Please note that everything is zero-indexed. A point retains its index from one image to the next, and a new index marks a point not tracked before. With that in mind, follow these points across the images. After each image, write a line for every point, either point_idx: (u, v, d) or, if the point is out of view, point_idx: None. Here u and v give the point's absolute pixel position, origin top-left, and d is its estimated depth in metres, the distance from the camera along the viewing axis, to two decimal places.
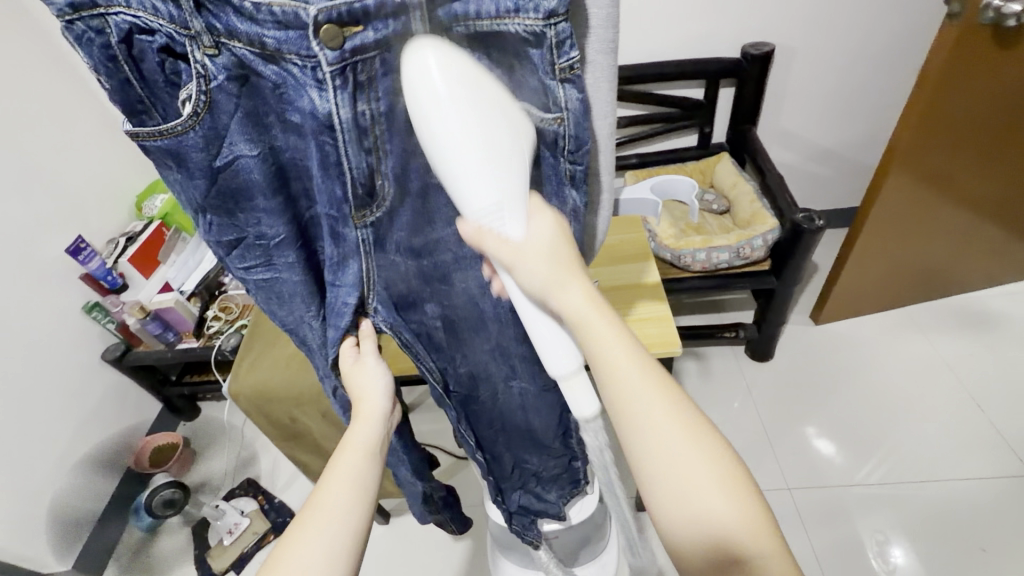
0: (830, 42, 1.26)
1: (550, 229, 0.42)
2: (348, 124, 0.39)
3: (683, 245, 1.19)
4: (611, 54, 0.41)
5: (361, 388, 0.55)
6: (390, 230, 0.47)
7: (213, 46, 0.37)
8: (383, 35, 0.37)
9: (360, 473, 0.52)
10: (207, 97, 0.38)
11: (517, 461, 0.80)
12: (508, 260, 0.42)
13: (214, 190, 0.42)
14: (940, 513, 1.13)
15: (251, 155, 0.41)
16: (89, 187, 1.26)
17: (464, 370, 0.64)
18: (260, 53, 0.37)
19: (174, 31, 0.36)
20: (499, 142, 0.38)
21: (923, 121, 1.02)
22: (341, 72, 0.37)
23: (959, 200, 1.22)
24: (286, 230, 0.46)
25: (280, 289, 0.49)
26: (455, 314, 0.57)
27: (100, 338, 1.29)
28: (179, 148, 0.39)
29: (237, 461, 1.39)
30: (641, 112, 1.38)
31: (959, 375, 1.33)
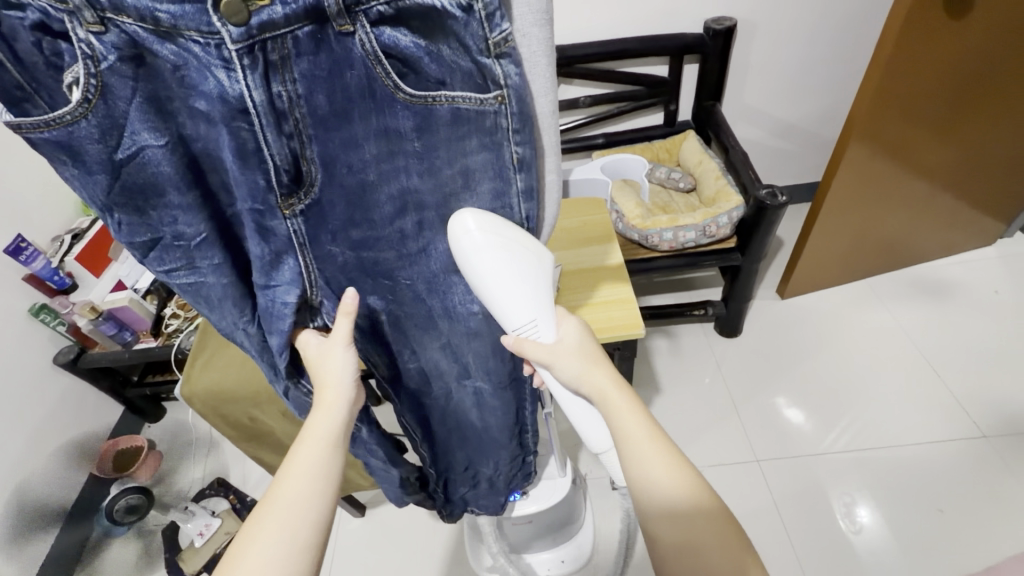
0: (791, 16, 1.26)
1: (575, 331, 0.55)
2: (263, 108, 0.37)
3: (650, 225, 1.19)
4: (546, 24, 0.40)
5: (326, 375, 0.51)
6: (323, 219, 0.45)
7: (98, 22, 0.33)
8: (293, 9, 0.34)
9: (322, 464, 0.49)
10: (98, 80, 0.35)
11: (470, 462, 0.82)
12: (546, 358, 0.53)
13: (119, 186, 0.39)
14: (901, 473, 1.17)
15: (158, 145, 0.38)
16: (29, 182, 1.18)
17: (413, 365, 0.64)
18: (155, 30, 0.34)
19: (47, 5, 0.32)
20: (528, 272, 0.49)
21: (882, 91, 1.02)
22: (249, 51, 0.35)
23: (918, 170, 1.24)
24: (207, 227, 0.43)
25: (208, 293, 0.47)
26: (399, 309, 0.56)
27: (52, 341, 1.23)
28: (71, 140, 0.36)
29: (207, 460, 1.36)
30: (606, 90, 1.36)
31: (920, 344, 1.37)
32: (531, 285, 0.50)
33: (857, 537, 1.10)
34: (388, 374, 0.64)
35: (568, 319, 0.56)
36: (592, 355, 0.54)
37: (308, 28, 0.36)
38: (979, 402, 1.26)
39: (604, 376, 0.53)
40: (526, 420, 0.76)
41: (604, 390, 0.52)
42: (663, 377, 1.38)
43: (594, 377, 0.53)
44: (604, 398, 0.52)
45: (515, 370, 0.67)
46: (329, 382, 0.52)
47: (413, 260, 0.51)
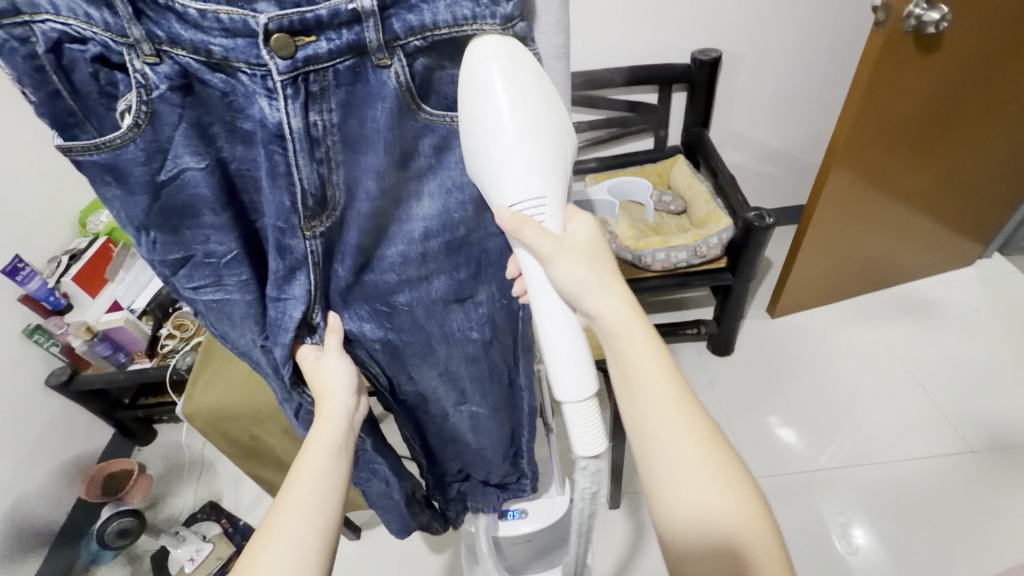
0: (773, 48, 1.33)
1: (589, 229, 0.48)
2: (299, 134, 0.40)
3: (643, 246, 1.23)
4: (563, 59, 0.45)
5: (323, 383, 0.54)
6: (341, 242, 0.47)
7: (154, 54, 0.36)
8: (337, 45, 0.37)
9: (326, 471, 0.52)
10: (148, 107, 0.37)
11: (464, 468, 0.81)
12: (546, 250, 0.44)
13: (157, 207, 0.41)
14: (894, 491, 1.18)
15: (198, 168, 0.40)
16: (28, 203, 1.19)
17: (411, 388, 0.65)
18: (207, 62, 0.37)
19: (110, 39, 0.35)
20: (546, 134, 0.40)
21: (863, 118, 1.08)
22: (292, 82, 0.38)
23: (899, 193, 1.29)
24: (237, 246, 0.45)
25: (231, 311, 0.48)
26: (398, 338, 0.58)
27: (44, 363, 1.22)
28: (118, 162, 0.38)
29: (198, 483, 1.34)
30: (599, 116, 1.40)
31: (906, 361, 1.40)
32: (548, 156, 0.41)
33: (854, 559, 1.10)
34: (391, 393, 0.66)
35: (580, 217, 0.48)
36: (602, 267, 0.48)
37: (348, 62, 0.38)
38: (967, 419, 1.28)
39: (615, 304, 0.48)
40: (522, 442, 0.78)
41: (617, 326, 0.48)
42: None
43: (600, 294, 0.47)
44: (617, 334, 0.48)
45: (509, 395, 0.69)
46: (326, 394, 0.54)
47: (415, 286, 0.53)
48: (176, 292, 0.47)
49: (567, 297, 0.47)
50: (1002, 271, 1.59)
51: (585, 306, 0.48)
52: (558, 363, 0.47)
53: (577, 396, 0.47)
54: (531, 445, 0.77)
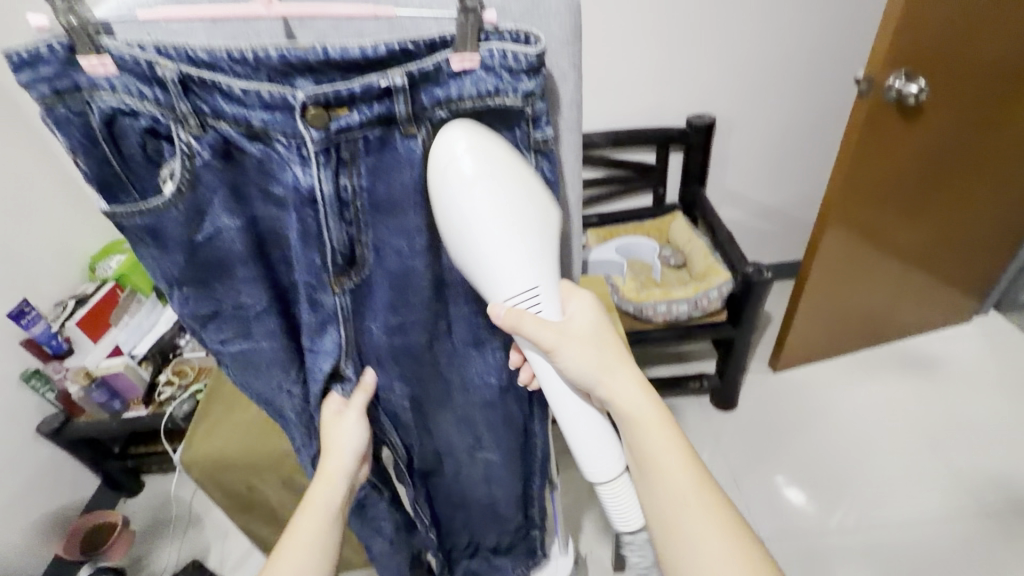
0: (763, 115, 1.40)
1: (589, 316, 0.52)
2: (330, 197, 0.42)
3: (644, 297, 1.25)
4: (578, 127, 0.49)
5: (333, 443, 0.53)
6: (367, 300, 0.49)
7: (199, 126, 0.39)
8: (367, 116, 0.41)
9: (318, 535, 0.54)
10: (191, 173, 0.40)
11: (472, 535, 0.79)
12: (551, 342, 0.49)
13: (192, 263, 0.43)
14: (911, 558, 1.14)
15: (233, 227, 0.43)
16: (41, 249, 1.20)
17: (430, 448, 0.66)
18: (246, 132, 0.40)
19: (159, 113, 0.38)
20: (523, 224, 0.44)
21: (852, 179, 1.13)
22: (325, 150, 0.40)
23: (891, 250, 1.33)
24: (266, 299, 0.47)
25: (256, 359, 0.49)
26: (423, 393, 0.59)
27: (37, 409, 1.20)
28: (159, 223, 0.40)
29: (184, 538, 1.29)
30: (599, 174, 1.46)
31: (911, 418, 1.39)
32: (531, 247, 0.46)
33: None
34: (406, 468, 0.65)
35: (579, 300, 0.52)
36: (612, 347, 0.53)
37: (377, 131, 0.42)
38: (980, 481, 1.25)
39: (626, 388, 0.52)
40: (532, 499, 0.77)
41: (631, 410, 0.52)
42: None
43: (609, 380, 0.52)
44: (626, 416, 0.53)
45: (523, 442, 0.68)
46: (331, 453, 0.54)
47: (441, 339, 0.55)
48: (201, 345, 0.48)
49: (580, 383, 0.53)
50: (1000, 328, 1.60)
51: (600, 394, 0.53)
52: (579, 439, 0.56)
53: (602, 471, 0.57)
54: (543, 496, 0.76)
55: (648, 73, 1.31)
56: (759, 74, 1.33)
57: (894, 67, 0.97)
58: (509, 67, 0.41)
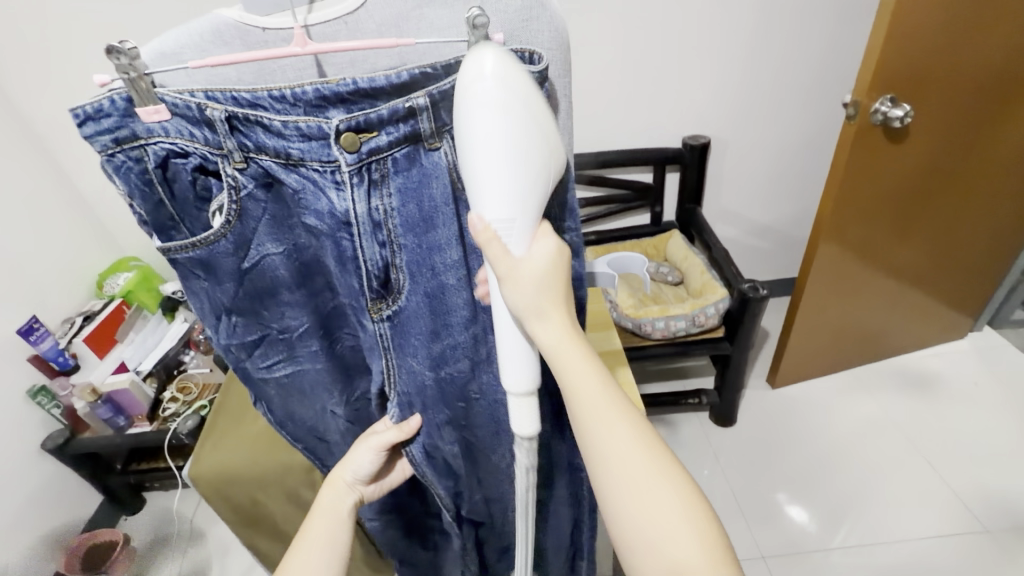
0: (756, 136, 1.45)
1: (549, 254, 0.43)
2: (365, 218, 0.45)
3: (642, 314, 1.27)
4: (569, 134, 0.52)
5: (351, 462, 0.58)
6: (407, 328, 0.50)
7: (242, 161, 0.42)
8: (395, 136, 0.43)
9: (332, 542, 0.56)
10: (238, 206, 0.44)
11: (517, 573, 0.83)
12: (504, 270, 0.42)
13: (242, 291, 0.48)
14: None
15: (277, 253, 0.48)
16: (50, 267, 1.23)
17: (482, 499, 0.68)
18: (284, 162, 0.43)
19: (207, 151, 0.42)
20: (527, 165, 0.40)
21: (845, 198, 1.16)
22: (358, 171, 0.43)
23: (887, 269, 1.36)
24: (308, 321, 0.52)
25: (302, 382, 0.55)
26: (470, 434, 0.61)
27: (42, 426, 1.21)
28: (210, 256, 0.44)
29: (185, 556, 1.29)
30: (597, 193, 1.49)
31: (908, 433, 1.40)
32: (521, 188, 0.40)
33: None
34: (455, 516, 0.66)
35: (549, 238, 0.44)
36: (557, 284, 0.44)
37: (404, 149, 0.44)
38: (979, 497, 1.26)
39: (557, 333, 0.43)
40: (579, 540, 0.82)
41: (562, 350, 0.43)
42: None
43: (547, 322, 0.43)
44: (558, 360, 0.44)
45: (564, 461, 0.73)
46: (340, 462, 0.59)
47: (482, 369, 0.56)
48: (252, 372, 0.53)
49: (518, 316, 0.44)
50: (994, 343, 1.62)
51: (535, 330, 0.44)
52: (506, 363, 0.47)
53: (518, 392, 0.47)
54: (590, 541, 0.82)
55: (643, 97, 1.36)
56: (751, 97, 1.38)
57: (880, 92, 1.00)
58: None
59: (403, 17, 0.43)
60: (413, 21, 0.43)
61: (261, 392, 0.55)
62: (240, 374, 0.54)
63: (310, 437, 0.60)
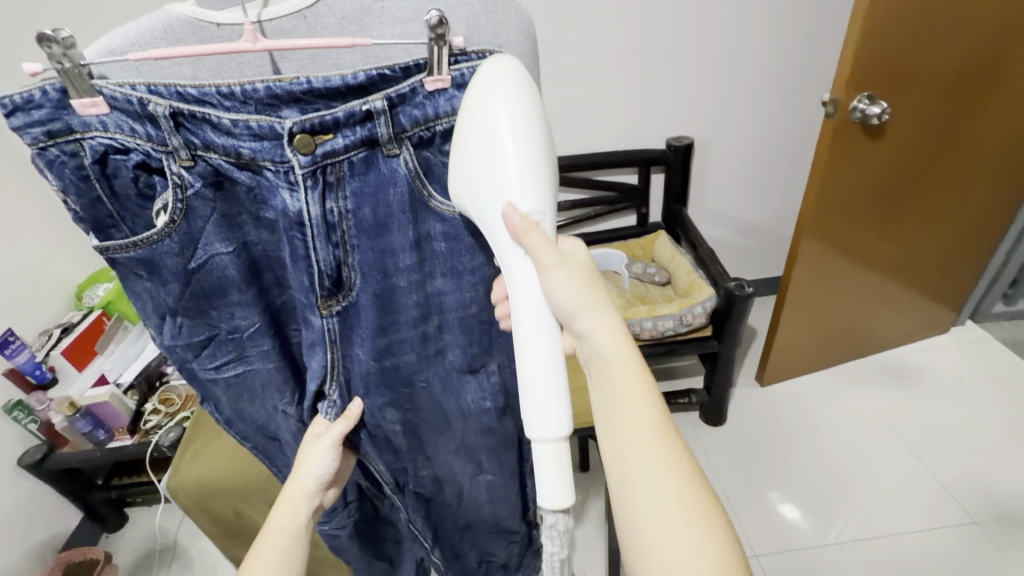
0: (737, 137, 1.46)
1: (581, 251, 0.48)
2: (318, 221, 0.45)
3: (630, 314, 1.26)
4: None
5: (306, 467, 0.55)
6: (356, 323, 0.50)
7: (190, 158, 0.42)
8: (351, 140, 0.43)
9: (287, 553, 0.54)
10: (184, 204, 0.43)
11: (481, 557, 0.80)
12: (548, 261, 0.43)
13: (188, 291, 0.46)
14: (903, 569, 1.14)
15: (226, 253, 0.46)
16: (27, 278, 1.20)
17: (427, 473, 0.66)
18: (236, 161, 0.43)
19: (150, 148, 0.41)
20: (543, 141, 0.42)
21: (824, 195, 1.17)
22: (312, 174, 0.43)
23: (868, 264, 1.37)
24: (259, 321, 0.50)
25: (251, 384, 0.53)
26: (416, 417, 0.60)
27: (19, 441, 1.17)
28: (153, 255, 0.43)
29: (169, 573, 1.26)
30: (584, 196, 1.50)
31: (896, 429, 1.41)
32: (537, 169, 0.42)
33: None
34: (398, 489, 0.65)
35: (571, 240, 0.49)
36: (591, 289, 0.46)
37: (361, 154, 0.44)
38: (966, 489, 1.27)
39: (609, 328, 0.47)
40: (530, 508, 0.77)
41: (610, 350, 0.47)
42: None
43: (596, 318, 0.46)
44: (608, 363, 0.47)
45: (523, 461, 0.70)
46: (298, 472, 0.56)
47: (432, 362, 0.57)
48: (198, 374, 0.51)
49: (563, 317, 0.46)
50: (977, 337, 1.65)
51: (579, 330, 0.46)
52: (531, 403, 0.43)
53: (551, 434, 0.42)
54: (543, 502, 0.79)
55: (627, 100, 1.37)
56: (732, 98, 1.39)
57: (858, 90, 1.02)
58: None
59: (364, 10, 0.42)
60: (374, 15, 0.43)
61: (207, 392, 0.52)
62: (185, 374, 0.51)
63: (260, 435, 0.57)
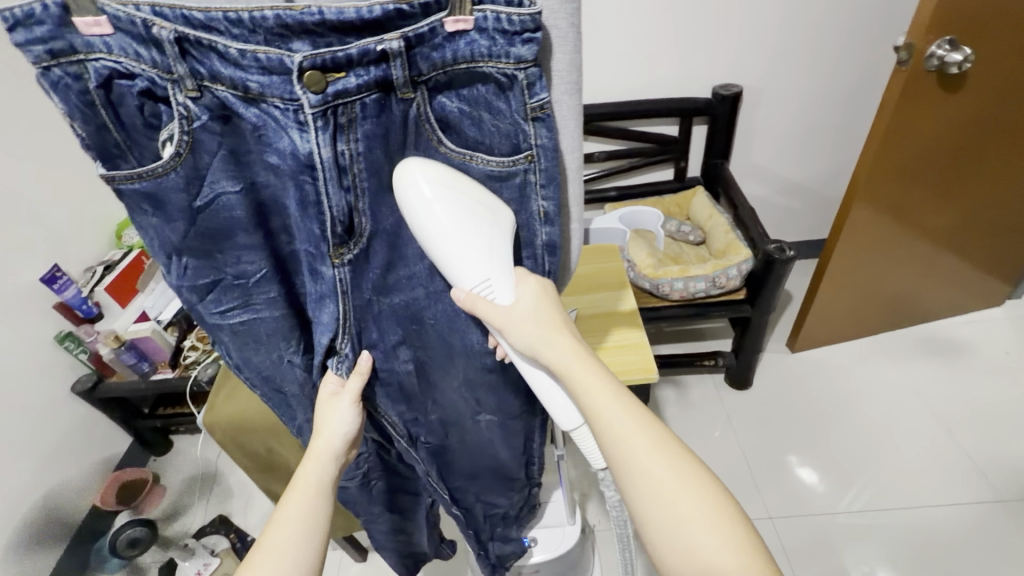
0: (792, 86, 1.34)
1: (533, 291, 0.49)
2: (329, 164, 0.42)
3: (661, 274, 1.22)
4: (575, 95, 0.44)
5: (326, 424, 0.56)
6: (366, 267, 0.49)
7: (195, 89, 0.40)
8: (365, 80, 0.41)
9: (310, 514, 0.54)
10: (190, 137, 0.42)
11: (486, 509, 0.81)
12: (499, 323, 0.48)
13: (194, 230, 0.45)
14: (920, 540, 1.13)
15: (233, 192, 0.45)
16: (70, 215, 1.24)
17: (435, 416, 0.66)
18: (243, 96, 0.41)
19: (155, 75, 0.40)
20: (482, 224, 0.45)
21: (882, 155, 1.08)
22: (322, 114, 0.40)
23: (920, 231, 1.28)
24: (265, 266, 0.50)
25: (258, 331, 0.53)
26: (426, 355, 0.60)
27: (71, 369, 1.25)
28: (159, 189, 0.43)
29: (210, 499, 1.34)
30: (620, 147, 1.42)
31: (931, 403, 1.36)
32: (490, 244, 0.46)
33: None
34: (411, 442, 0.67)
35: (527, 279, 0.49)
36: (549, 316, 0.49)
37: (374, 95, 0.42)
38: (999, 467, 1.23)
39: (564, 354, 0.48)
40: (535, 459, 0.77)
41: (572, 374, 0.48)
42: (674, 428, 1.37)
43: (549, 353, 0.48)
44: (566, 374, 0.48)
45: (528, 408, 0.69)
46: (322, 433, 0.57)
47: (440, 298, 0.55)
48: (205, 316, 0.51)
49: (527, 354, 0.50)
50: None
51: (546, 361, 0.49)
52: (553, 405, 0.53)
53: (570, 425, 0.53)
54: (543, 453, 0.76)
55: (673, 41, 1.26)
56: (791, 41, 1.27)
57: (938, 34, 0.90)
58: (504, 30, 0.40)
59: None
60: None
61: (215, 334, 0.53)
62: (195, 315, 0.52)
63: (268, 385, 0.58)
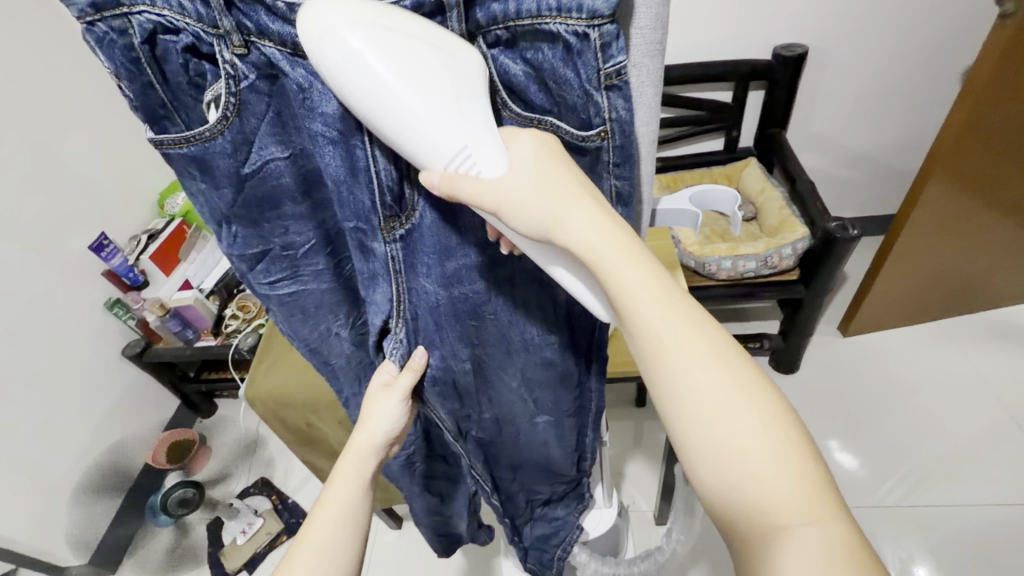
0: (865, 44, 1.22)
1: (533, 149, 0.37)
2: None
3: (707, 252, 1.16)
4: (659, 55, 0.38)
5: (373, 412, 0.56)
6: (418, 249, 0.46)
7: (243, 45, 0.36)
8: None
9: (349, 504, 0.55)
10: (237, 98, 0.38)
11: (527, 494, 0.80)
12: (490, 205, 0.37)
13: (241, 199, 0.43)
14: (972, 535, 1.08)
15: (281, 158, 0.42)
16: (115, 183, 1.25)
17: (488, 413, 0.65)
18: (291, 53, 0.36)
19: (200, 29, 0.36)
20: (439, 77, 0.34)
21: (969, 124, 0.97)
22: None
23: (1004, 210, 1.16)
24: (314, 236, 0.48)
25: (305, 303, 0.52)
26: (483, 351, 0.56)
27: (122, 334, 1.29)
28: (206, 155, 0.40)
29: (252, 466, 1.38)
30: (668, 114, 1.33)
31: (997, 393, 1.27)
32: (452, 100, 0.34)
33: None
34: (460, 435, 0.66)
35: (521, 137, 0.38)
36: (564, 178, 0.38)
37: None
38: None
39: (591, 227, 0.38)
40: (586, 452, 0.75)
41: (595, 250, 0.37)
42: None
43: (565, 232, 0.38)
44: (598, 265, 0.38)
45: (582, 402, 0.65)
46: (364, 425, 0.57)
47: (501, 289, 0.50)
48: (254, 287, 0.50)
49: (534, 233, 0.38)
50: None
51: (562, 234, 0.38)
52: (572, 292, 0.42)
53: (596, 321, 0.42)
54: (596, 449, 0.74)
55: None
56: None
57: None
58: None
59: None
60: None
61: (263, 304, 0.52)
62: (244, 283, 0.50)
63: (312, 355, 0.57)
